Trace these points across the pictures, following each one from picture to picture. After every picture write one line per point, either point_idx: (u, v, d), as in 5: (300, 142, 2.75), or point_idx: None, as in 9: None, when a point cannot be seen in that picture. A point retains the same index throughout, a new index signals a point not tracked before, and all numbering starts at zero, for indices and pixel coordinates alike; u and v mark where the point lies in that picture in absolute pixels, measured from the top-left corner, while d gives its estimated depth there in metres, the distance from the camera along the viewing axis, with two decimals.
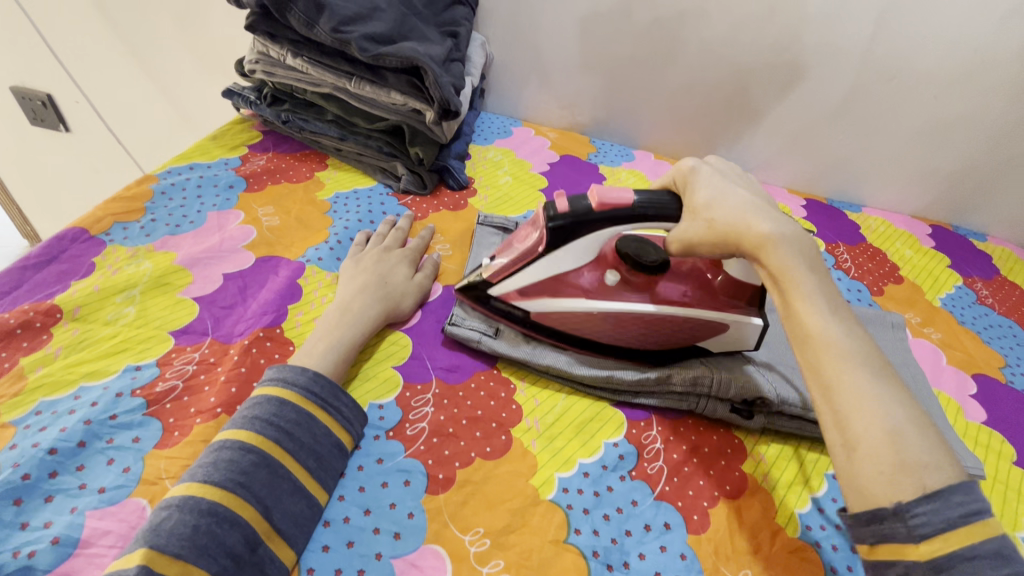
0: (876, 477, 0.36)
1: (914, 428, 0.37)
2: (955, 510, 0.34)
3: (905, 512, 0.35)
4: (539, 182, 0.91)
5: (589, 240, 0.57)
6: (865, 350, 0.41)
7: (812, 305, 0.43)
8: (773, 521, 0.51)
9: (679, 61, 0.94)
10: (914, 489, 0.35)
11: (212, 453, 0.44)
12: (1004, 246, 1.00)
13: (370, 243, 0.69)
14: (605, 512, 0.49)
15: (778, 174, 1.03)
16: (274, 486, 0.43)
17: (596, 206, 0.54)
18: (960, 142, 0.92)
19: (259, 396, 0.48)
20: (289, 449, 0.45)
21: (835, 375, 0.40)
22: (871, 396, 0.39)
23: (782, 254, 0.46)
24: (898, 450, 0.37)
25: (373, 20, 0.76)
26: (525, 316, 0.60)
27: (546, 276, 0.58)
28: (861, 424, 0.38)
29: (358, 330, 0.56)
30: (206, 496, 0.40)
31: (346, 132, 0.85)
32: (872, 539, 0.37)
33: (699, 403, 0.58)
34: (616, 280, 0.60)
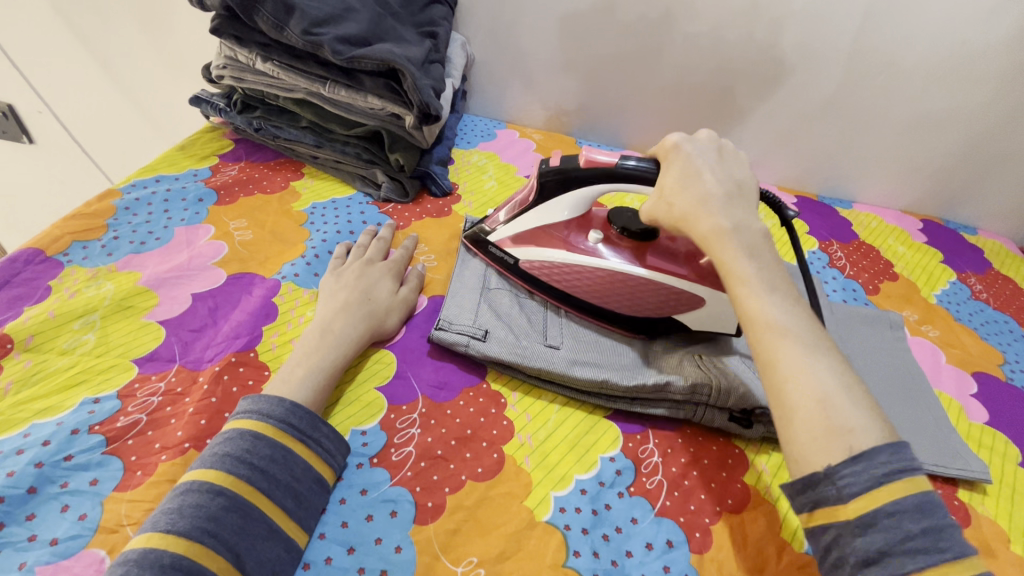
0: (805, 444, 0.38)
1: (843, 396, 0.38)
2: (880, 469, 0.35)
3: (834, 475, 0.36)
4: (525, 186, 0.88)
5: (574, 195, 0.62)
6: (802, 327, 0.42)
7: (752, 288, 0.45)
8: (780, 535, 0.48)
9: (663, 59, 0.92)
10: (841, 454, 0.36)
11: (176, 497, 0.40)
12: (994, 239, 0.99)
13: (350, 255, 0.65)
14: (604, 532, 0.46)
15: (768, 172, 1.01)
16: (247, 532, 0.39)
17: (583, 162, 0.59)
18: (948, 135, 0.91)
19: (230, 431, 0.44)
20: (263, 488, 0.42)
21: (769, 349, 0.41)
22: (802, 367, 0.40)
23: (723, 241, 0.48)
24: (825, 415, 0.38)
25: (348, 21, 0.73)
26: (516, 263, 0.65)
27: (538, 224, 0.64)
28: (791, 393, 0.39)
29: (340, 352, 0.53)
30: (168, 548, 0.37)
31: (322, 138, 0.81)
32: (806, 506, 0.38)
33: (697, 412, 0.55)
34: (599, 238, 0.63)
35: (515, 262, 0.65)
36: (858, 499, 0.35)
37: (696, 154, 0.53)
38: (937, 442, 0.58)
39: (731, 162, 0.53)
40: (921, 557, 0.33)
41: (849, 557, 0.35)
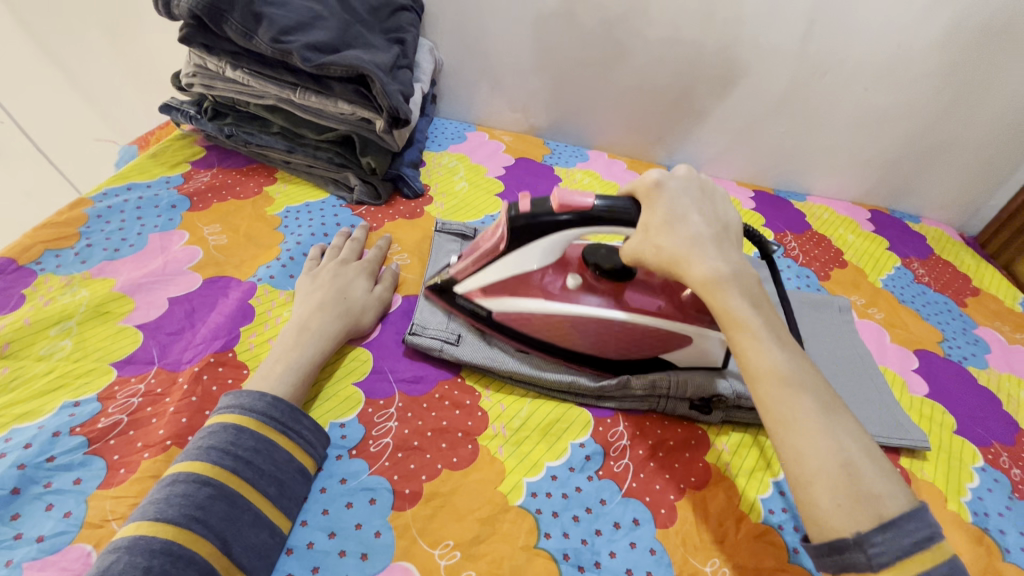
0: (832, 510, 0.37)
1: (863, 458, 0.39)
2: (908, 538, 0.36)
3: (863, 542, 0.36)
4: (495, 185, 0.91)
5: (549, 243, 0.56)
6: (813, 383, 0.43)
7: (761, 342, 0.45)
8: (737, 507, 0.52)
9: (624, 62, 0.96)
10: (869, 521, 0.36)
11: (164, 487, 0.42)
12: (938, 227, 1.05)
13: (325, 256, 0.67)
14: (574, 513, 0.49)
15: (727, 167, 1.06)
16: (234, 519, 0.41)
17: (557, 207, 0.53)
18: (891, 129, 0.97)
19: (214, 425, 0.46)
20: (247, 478, 0.44)
21: (786, 409, 0.41)
22: (821, 430, 0.40)
23: (727, 293, 0.48)
24: (849, 481, 0.38)
25: (315, 29, 0.74)
26: (489, 314, 0.61)
27: (508, 273, 0.58)
28: (813, 457, 0.39)
29: (319, 348, 0.54)
30: (158, 535, 0.38)
31: (294, 144, 0.83)
32: (832, 567, 0.38)
33: (660, 403, 0.59)
34: (578, 283, 0.59)
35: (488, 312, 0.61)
36: (889, 567, 0.35)
37: (681, 194, 0.53)
38: (881, 415, 0.63)
39: (715, 206, 0.54)
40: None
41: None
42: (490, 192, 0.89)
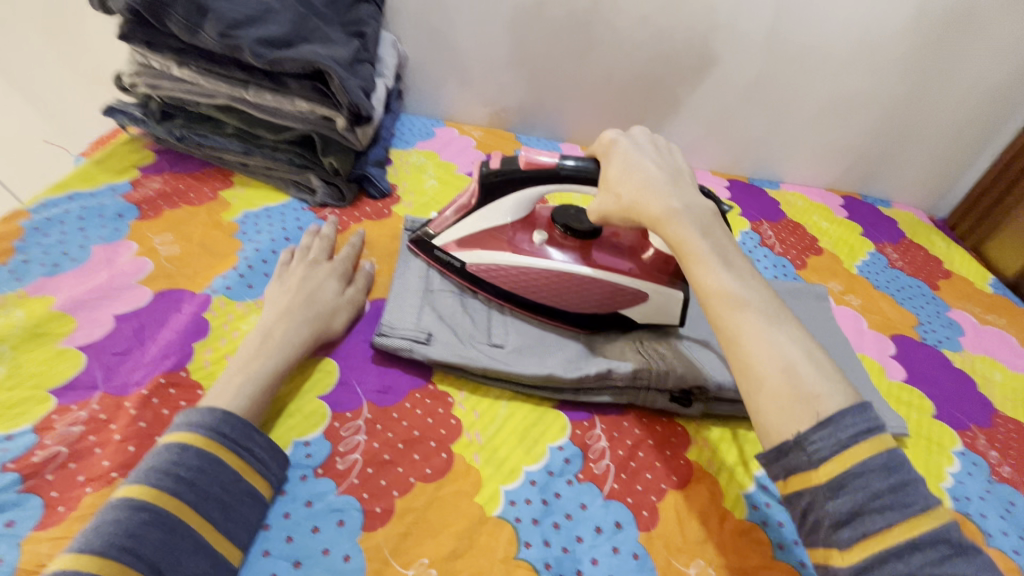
0: (777, 413, 0.38)
1: (807, 362, 0.40)
2: (846, 432, 0.36)
3: (803, 441, 0.37)
4: (466, 183, 0.88)
5: (518, 198, 0.61)
6: (761, 300, 0.43)
7: (711, 267, 0.46)
8: (721, 505, 0.51)
9: (595, 53, 0.93)
10: (809, 420, 0.37)
11: (98, 515, 0.38)
12: (909, 212, 1.06)
13: (294, 258, 0.63)
14: (554, 520, 0.47)
15: (702, 158, 1.05)
16: (171, 547, 0.38)
17: (524, 165, 0.58)
18: (862, 116, 0.97)
19: (159, 444, 0.42)
20: (189, 502, 0.40)
21: (730, 324, 0.42)
22: (765, 340, 0.41)
23: (674, 224, 0.49)
24: (791, 383, 0.39)
25: (268, 23, 0.70)
26: (463, 267, 0.64)
27: (482, 228, 0.63)
28: (757, 365, 0.40)
29: (284, 361, 0.51)
30: (82, 569, 0.35)
31: (250, 145, 0.79)
32: (781, 473, 0.38)
33: (640, 396, 0.57)
34: (544, 239, 0.63)
35: (462, 266, 0.64)
36: (828, 462, 0.36)
37: (632, 147, 0.55)
38: None
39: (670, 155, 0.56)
40: (888, 513, 0.34)
41: (824, 519, 0.36)
42: (461, 189, 0.86)
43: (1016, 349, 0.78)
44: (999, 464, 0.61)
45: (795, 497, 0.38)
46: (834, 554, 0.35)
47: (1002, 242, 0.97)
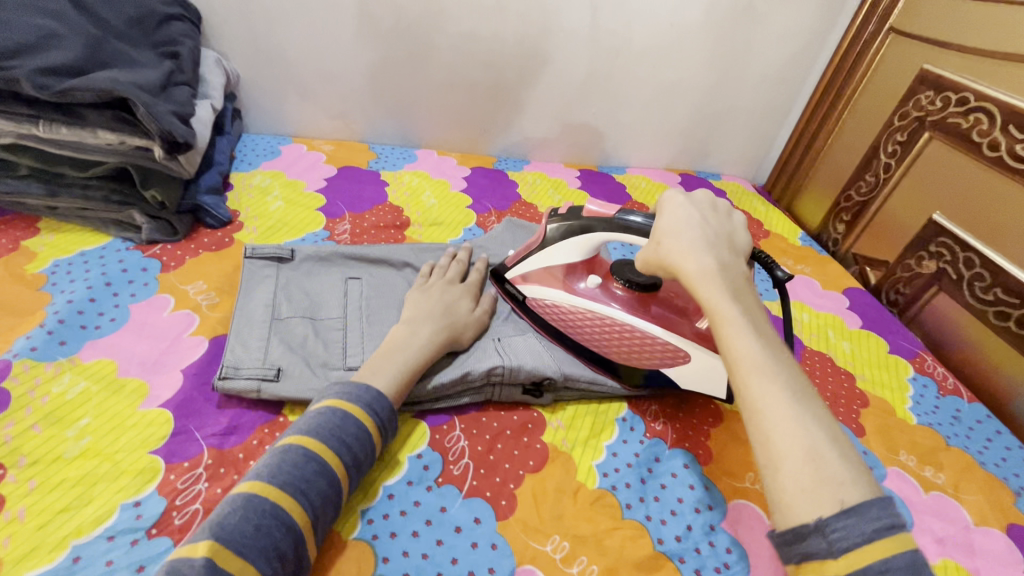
0: (796, 495, 0.33)
1: (832, 447, 0.35)
2: (871, 525, 0.31)
3: (824, 527, 0.32)
4: (315, 201, 0.86)
5: (579, 244, 0.65)
6: (790, 372, 0.39)
7: (740, 329, 0.41)
8: (574, 479, 0.55)
9: (434, 58, 0.95)
10: (832, 507, 0.32)
11: (276, 454, 0.44)
12: (735, 181, 1.15)
13: (433, 274, 0.68)
14: (414, 528, 0.48)
15: (554, 151, 1.11)
16: (329, 499, 0.43)
17: (587, 215, 0.64)
18: (684, 102, 1.06)
19: (325, 406, 0.48)
20: (347, 464, 0.46)
21: (752, 390, 0.38)
22: (791, 414, 0.36)
23: (706, 282, 0.45)
24: (816, 466, 0.34)
25: (50, 50, 0.63)
26: (524, 300, 0.69)
27: (544, 266, 0.68)
28: (779, 440, 0.35)
29: (417, 360, 0.55)
30: (267, 496, 0.41)
31: (54, 185, 0.71)
32: (792, 558, 0.33)
33: (496, 391, 0.60)
34: (597, 283, 0.67)
35: (524, 299, 0.69)
36: (850, 554, 0.31)
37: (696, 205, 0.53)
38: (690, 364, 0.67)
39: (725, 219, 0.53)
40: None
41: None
42: (310, 208, 0.84)
43: (819, 290, 0.88)
44: None
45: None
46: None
47: (808, 198, 1.07)
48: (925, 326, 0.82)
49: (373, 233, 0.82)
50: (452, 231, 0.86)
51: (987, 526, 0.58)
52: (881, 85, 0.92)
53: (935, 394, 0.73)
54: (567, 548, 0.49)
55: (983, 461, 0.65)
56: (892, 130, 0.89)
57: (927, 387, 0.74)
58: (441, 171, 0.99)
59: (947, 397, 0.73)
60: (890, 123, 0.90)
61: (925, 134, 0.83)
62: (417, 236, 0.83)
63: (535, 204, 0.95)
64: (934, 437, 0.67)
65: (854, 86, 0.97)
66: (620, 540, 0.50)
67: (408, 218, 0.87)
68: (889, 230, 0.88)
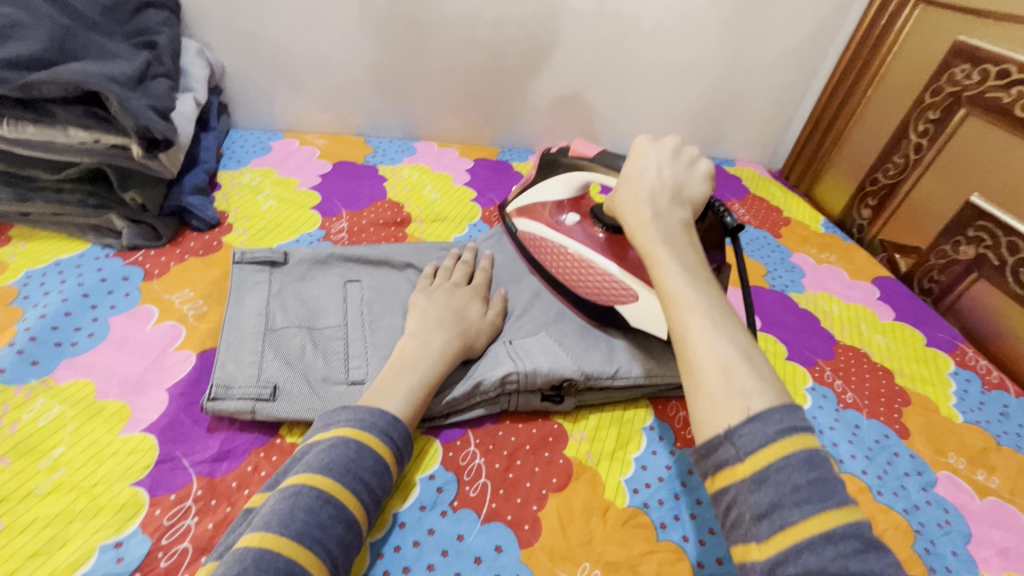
0: (708, 409, 0.35)
1: (746, 365, 0.36)
2: (773, 428, 0.33)
3: (732, 434, 0.34)
4: (310, 199, 0.80)
5: (563, 180, 0.68)
6: (716, 305, 0.40)
7: (668, 268, 0.43)
8: (602, 498, 0.50)
9: (433, 44, 0.89)
10: (739, 415, 0.34)
11: (285, 498, 0.39)
12: (750, 167, 1.09)
13: (438, 276, 0.63)
14: (429, 560, 0.44)
15: (560, 140, 1.05)
16: (348, 545, 0.39)
17: (571, 153, 0.66)
18: (696, 84, 1.00)
19: (334, 439, 0.43)
20: (365, 501, 0.41)
21: (677, 323, 0.40)
22: (707, 340, 0.38)
23: (643, 227, 0.47)
24: (726, 382, 0.36)
25: (12, 41, 0.58)
26: (517, 233, 0.73)
27: (535, 201, 0.72)
28: (698, 364, 0.37)
29: (429, 372, 0.50)
30: (281, 551, 0.35)
31: (27, 190, 0.65)
32: (710, 471, 0.35)
33: (511, 402, 0.55)
34: (576, 221, 0.68)
35: (517, 232, 0.73)
36: (755, 456, 0.33)
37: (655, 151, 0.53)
38: None
39: (687, 163, 0.53)
40: (806, 505, 0.30)
41: (745, 513, 0.32)
42: (304, 207, 0.79)
43: (848, 281, 0.83)
44: (843, 392, 0.65)
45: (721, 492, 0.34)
46: (752, 550, 0.32)
47: (830, 183, 1.02)
48: (963, 316, 0.78)
49: (372, 231, 0.76)
50: (456, 227, 0.80)
51: None
52: (909, 61, 0.87)
53: (980, 389, 0.68)
54: None
55: None
56: (924, 108, 0.84)
57: (970, 382, 0.69)
58: (443, 164, 0.93)
59: (993, 392, 0.68)
60: (919, 100, 0.85)
61: (959, 111, 0.78)
62: (420, 234, 0.78)
63: None
64: (983, 436, 0.62)
65: (880, 62, 0.91)
66: (657, 566, 0.46)
67: (409, 214, 0.81)
68: (922, 214, 0.83)
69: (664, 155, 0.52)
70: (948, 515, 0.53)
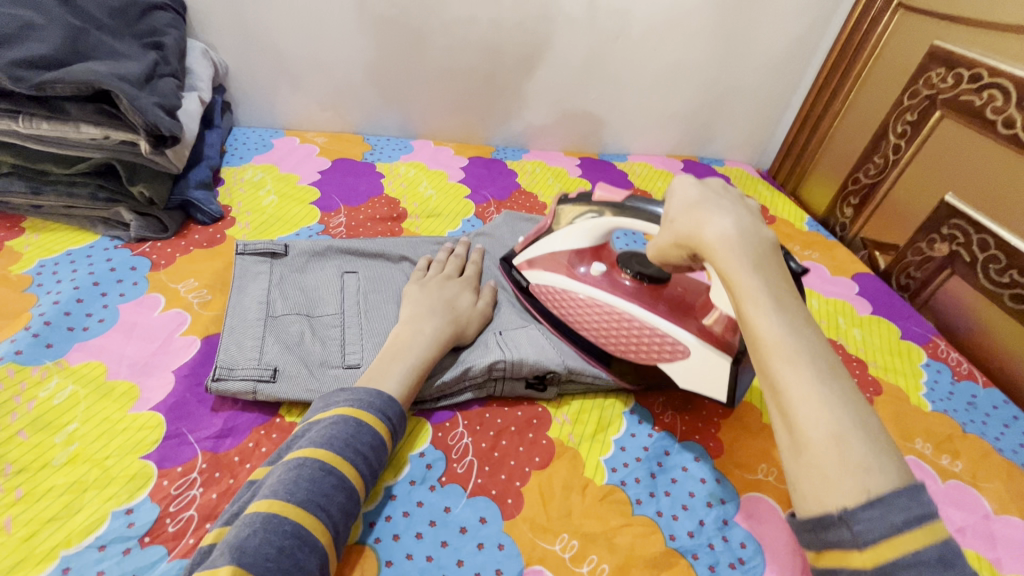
0: (822, 479, 0.33)
1: (862, 430, 0.33)
2: (900, 516, 0.30)
3: (848, 517, 0.31)
4: (309, 195, 0.83)
5: (585, 226, 0.64)
6: (819, 352, 0.37)
7: (761, 305, 0.39)
8: (582, 475, 0.53)
9: (430, 45, 0.92)
10: (856, 497, 0.32)
11: (290, 469, 0.42)
12: (738, 166, 1.12)
13: (431, 268, 0.67)
14: (418, 529, 0.47)
15: (553, 139, 1.08)
16: (347, 512, 0.42)
17: (595, 199, 0.63)
18: (686, 86, 1.03)
19: (335, 417, 0.46)
20: (363, 474, 0.44)
21: (777, 373, 0.37)
22: (818, 398, 0.35)
23: (725, 253, 0.43)
24: (840, 452, 0.33)
25: (28, 42, 0.61)
26: (529, 287, 0.67)
27: (549, 253, 0.67)
28: (803, 423, 0.34)
29: (421, 356, 0.53)
30: (287, 516, 0.38)
31: (39, 183, 0.68)
32: (814, 545, 0.34)
33: (499, 386, 0.58)
34: (602, 271, 0.64)
35: (529, 286, 0.67)
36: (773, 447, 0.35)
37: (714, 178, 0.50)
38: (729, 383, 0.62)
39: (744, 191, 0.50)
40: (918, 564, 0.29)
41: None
42: (304, 202, 0.82)
43: (828, 276, 0.86)
44: None
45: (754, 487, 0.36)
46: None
47: (814, 183, 1.05)
48: (937, 311, 0.81)
49: (370, 226, 0.80)
50: (450, 223, 0.83)
51: (1007, 514, 0.56)
52: (888, 64, 0.90)
53: (949, 379, 0.71)
54: (577, 546, 0.47)
55: (1000, 447, 0.63)
56: (902, 110, 0.87)
57: (940, 373, 0.72)
58: (438, 162, 0.96)
59: (962, 382, 0.71)
60: (899, 102, 0.88)
61: (936, 112, 0.81)
62: (415, 229, 0.81)
63: (535, 194, 0.93)
64: (950, 423, 0.65)
65: (862, 65, 0.94)
66: (631, 537, 0.49)
67: (405, 210, 0.84)
68: (899, 212, 0.86)
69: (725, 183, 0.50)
70: None
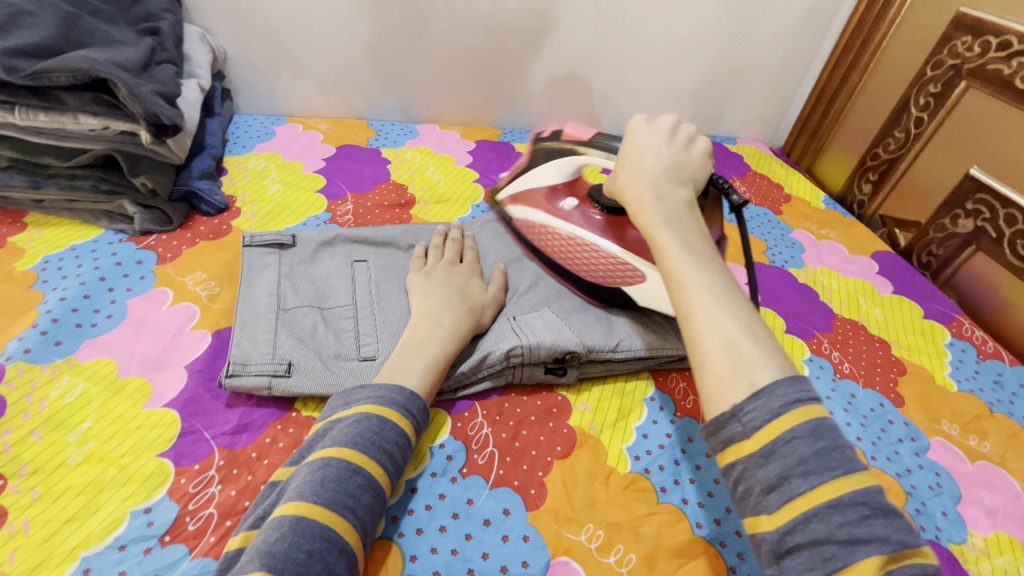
0: (714, 388, 0.36)
1: (750, 340, 0.37)
2: (778, 401, 0.34)
3: (738, 412, 0.34)
4: (316, 182, 0.82)
5: (558, 164, 0.71)
6: (716, 280, 0.40)
7: (671, 248, 0.43)
8: (605, 464, 0.52)
9: (433, 23, 0.89)
10: (743, 391, 0.35)
11: (316, 470, 0.41)
12: (751, 144, 1.10)
13: (430, 255, 0.65)
14: (441, 523, 0.46)
15: (562, 121, 1.06)
16: (375, 511, 0.41)
17: (564, 137, 0.71)
18: (698, 61, 0.99)
19: (357, 415, 0.45)
20: (389, 471, 0.43)
21: (681, 300, 0.40)
22: (713, 316, 0.38)
23: (643, 207, 0.47)
24: (731, 361, 0.36)
25: (21, 30, 0.58)
26: (512, 220, 0.74)
27: (527, 188, 0.74)
28: (701, 341, 0.38)
29: (439, 347, 0.52)
30: (315, 519, 0.38)
31: (39, 177, 0.67)
32: (716, 447, 0.36)
33: (516, 374, 0.57)
34: (574, 205, 0.70)
35: (511, 219, 0.74)
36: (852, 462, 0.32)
37: (649, 134, 0.53)
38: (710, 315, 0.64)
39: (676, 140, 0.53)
40: None
41: (755, 487, 0.33)
42: (309, 190, 0.80)
43: (847, 255, 0.84)
44: (840, 362, 0.66)
45: (728, 469, 0.35)
46: (763, 521, 0.33)
47: (830, 159, 1.02)
48: (960, 289, 0.79)
49: (378, 213, 0.78)
50: (459, 208, 0.81)
51: None
52: (911, 32, 0.86)
53: (974, 358, 0.69)
54: (602, 537, 0.47)
55: None
56: (925, 81, 0.84)
57: (965, 352, 0.70)
58: (445, 146, 0.94)
59: (987, 361, 0.69)
60: (922, 73, 0.85)
61: (961, 83, 0.78)
62: (424, 215, 0.79)
63: None
64: (977, 404, 0.64)
65: (882, 35, 0.91)
66: (657, 527, 0.48)
67: (413, 196, 0.82)
68: (921, 189, 0.84)
69: (658, 138, 0.53)
70: (940, 478, 0.55)
